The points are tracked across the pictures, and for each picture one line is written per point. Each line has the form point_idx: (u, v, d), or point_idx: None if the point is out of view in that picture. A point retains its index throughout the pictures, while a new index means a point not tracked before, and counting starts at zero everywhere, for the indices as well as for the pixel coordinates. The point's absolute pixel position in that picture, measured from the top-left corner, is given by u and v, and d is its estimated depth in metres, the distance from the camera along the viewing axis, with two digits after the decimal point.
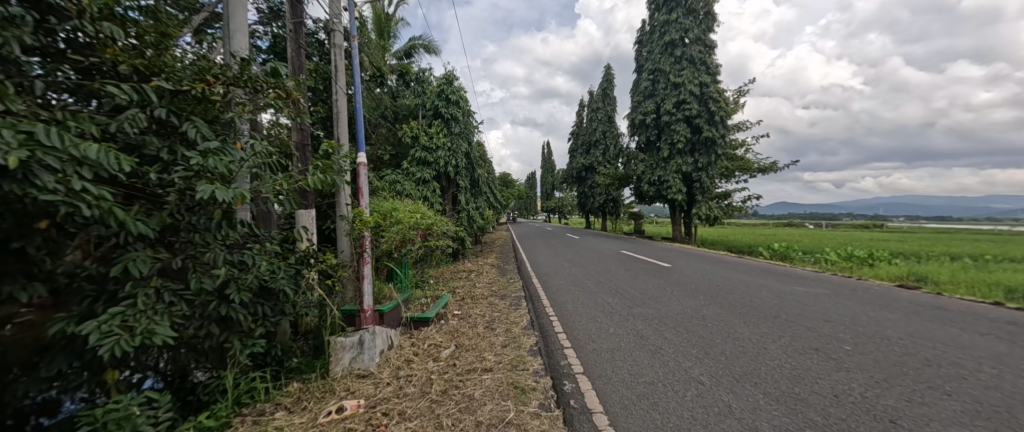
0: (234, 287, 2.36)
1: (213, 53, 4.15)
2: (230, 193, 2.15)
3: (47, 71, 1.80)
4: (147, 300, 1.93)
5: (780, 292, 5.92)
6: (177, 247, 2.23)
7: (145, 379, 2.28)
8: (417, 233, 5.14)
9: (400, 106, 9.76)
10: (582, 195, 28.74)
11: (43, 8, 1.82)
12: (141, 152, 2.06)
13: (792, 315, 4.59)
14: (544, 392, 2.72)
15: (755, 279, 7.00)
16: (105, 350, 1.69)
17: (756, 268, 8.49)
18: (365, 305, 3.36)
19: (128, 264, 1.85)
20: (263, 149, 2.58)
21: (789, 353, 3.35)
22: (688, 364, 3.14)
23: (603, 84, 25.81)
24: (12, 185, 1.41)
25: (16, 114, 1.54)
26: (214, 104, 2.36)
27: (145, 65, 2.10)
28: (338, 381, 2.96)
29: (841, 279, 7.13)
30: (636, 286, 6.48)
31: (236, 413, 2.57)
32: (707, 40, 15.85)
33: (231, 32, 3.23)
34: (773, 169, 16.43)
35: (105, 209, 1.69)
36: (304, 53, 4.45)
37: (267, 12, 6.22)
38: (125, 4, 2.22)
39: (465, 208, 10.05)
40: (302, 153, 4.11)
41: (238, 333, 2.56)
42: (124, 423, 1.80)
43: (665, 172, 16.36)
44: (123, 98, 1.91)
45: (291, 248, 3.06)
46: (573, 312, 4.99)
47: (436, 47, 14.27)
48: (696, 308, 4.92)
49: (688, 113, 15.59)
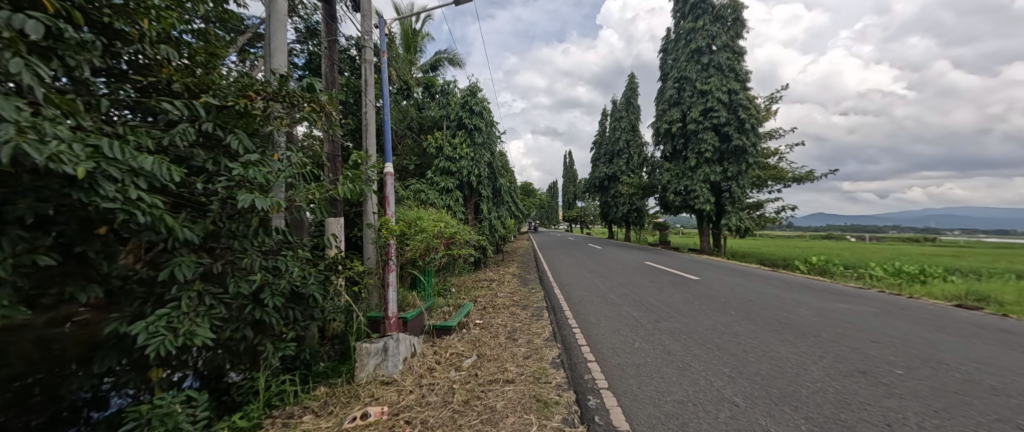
0: (268, 292, 2.47)
1: (255, 70, 4.40)
2: (268, 201, 2.25)
3: (110, 90, 1.98)
4: (190, 302, 2.05)
5: (821, 309, 5.58)
6: (217, 252, 2.37)
7: (185, 378, 2.41)
8: (440, 241, 5.23)
9: (426, 118, 10.07)
10: (604, 205, 28.28)
11: (111, 34, 1.97)
12: (188, 163, 2.22)
13: (834, 334, 4.31)
14: (567, 407, 2.67)
15: (791, 295, 6.66)
16: (151, 350, 1.80)
17: (792, 283, 8.06)
18: (389, 311, 3.45)
19: (175, 269, 1.97)
20: (298, 160, 2.73)
21: (833, 375, 3.14)
22: (721, 383, 3.00)
23: (626, 93, 25.70)
24: (80, 193, 1.53)
25: (85, 129, 1.67)
26: (255, 117, 2.53)
27: (194, 84, 2.27)
28: (363, 387, 3.01)
29: (889, 297, 6.64)
30: (661, 299, 6.30)
31: (267, 414, 2.66)
32: (735, 46, 15.49)
33: (271, 51, 3.42)
34: (809, 178, 15.70)
35: (157, 216, 1.82)
36: (336, 67, 4.65)
37: (303, 31, 6.58)
38: (180, 28, 2.42)
39: (487, 217, 10.15)
40: (332, 163, 4.26)
41: (270, 336, 2.69)
42: (167, 419, 1.90)
43: (692, 181, 15.91)
44: (175, 113, 2.07)
45: (320, 254, 3.20)
46: (595, 324, 4.91)
47: (461, 60, 14.67)
48: (727, 324, 4.72)
49: (716, 121, 15.19)
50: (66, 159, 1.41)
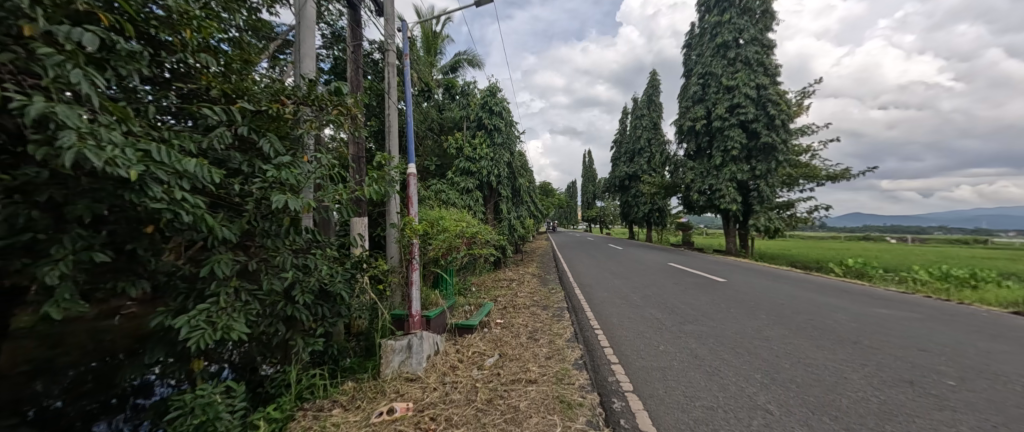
0: (299, 289, 2.57)
1: (285, 76, 4.57)
2: (300, 202, 2.34)
3: (157, 98, 2.10)
4: (227, 298, 2.15)
5: (860, 314, 5.29)
6: (252, 251, 2.48)
7: (222, 369, 2.53)
8: (462, 241, 5.29)
9: (446, 119, 10.20)
10: (624, 205, 27.82)
11: (156, 45, 2.09)
12: (226, 166, 2.33)
13: (875, 341, 4.09)
14: (591, 409, 2.64)
15: (826, 299, 6.35)
16: (193, 342, 1.90)
17: (827, 286, 7.69)
18: (412, 310, 3.51)
19: (214, 266, 2.07)
20: (327, 162, 2.82)
21: (876, 384, 2.98)
22: (753, 390, 2.90)
23: (648, 91, 25.21)
24: (132, 195, 1.64)
25: (136, 134, 1.77)
26: (286, 121, 2.63)
27: (231, 89, 2.39)
28: (388, 383, 3.08)
29: (936, 303, 6.23)
30: (686, 301, 6.15)
31: (299, 407, 2.76)
32: (764, 39, 14.91)
33: (301, 57, 3.54)
34: (845, 176, 14.92)
35: (200, 216, 1.93)
36: (361, 71, 4.78)
37: (329, 36, 6.79)
38: (217, 37, 2.54)
39: (506, 217, 10.17)
40: (357, 164, 4.38)
41: (300, 331, 2.79)
42: (208, 408, 1.99)
43: (717, 180, 15.43)
44: (214, 118, 2.17)
45: (346, 253, 3.29)
46: (618, 326, 4.84)
47: (480, 61, 14.77)
48: (757, 328, 4.55)
49: (744, 117, 14.65)
50: (120, 162, 1.50)
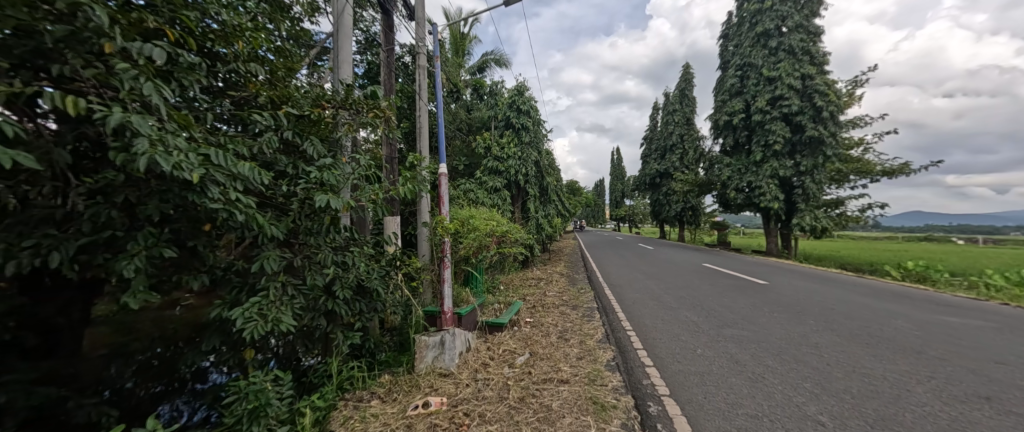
0: (339, 284, 2.70)
1: (322, 81, 4.79)
2: (340, 201, 2.45)
3: (213, 106, 2.27)
4: (276, 292, 2.29)
5: (924, 322, 4.86)
6: (297, 248, 2.62)
7: (270, 359, 2.69)
8: (491, 240, 5.33)
9: (474, 119, 10.34)
10: (655, 203, 27.02)
11: (213, 57, 2.26)
12: (273, 168, 2.48)
13: (943, 351, 3.74)
14: (625, 412, 2.59)
15: (882, 304, 5.88)
16: (247, 333, 2.04)
17: (883, 291, 7.12)
18: (445, 306, 3.58)
19: (264, 262, 2.20)
20: (363, 163, 2.93)
21: (946, 399, 2.73)
22: (801, 400, 2.74)
23: (681, 85, 24.36)
24: (194, 196, 1.78)
25: (197, 139, 1.92)
26: (326, 125, 2.76)
27: (277, 96, 2.54)
28: (423, 377, 3.16)
29: (1015, 311, 5.61)
30: (724, 303, 5.90)
31: (340, 397, 2.89)
32: (810, 26, 13.99)
33: (339, 63, 3.70)
34: (904, 171, 13.73)
35: (252, 215, 2.07)
36: (393, 74, 4.92)
37: (363, 42, 7.04)
38: (265, 47, 2.70)
39: (534, 216, 10.16)
40: (390, 164, 4.52)
41: (340, 325, 2.91)
42: (260, 395, 2.12)
43: (757, 177, 14.65)
44: (263, 123, 2.32)
45: (382, 251, 3.41)
46: (651, 328, 4.72)
47: (507, 60, 14.81)
48: (804, 334, 4.28)
49: (787, 110, 13.82)
50: (185, 166, 1.63)
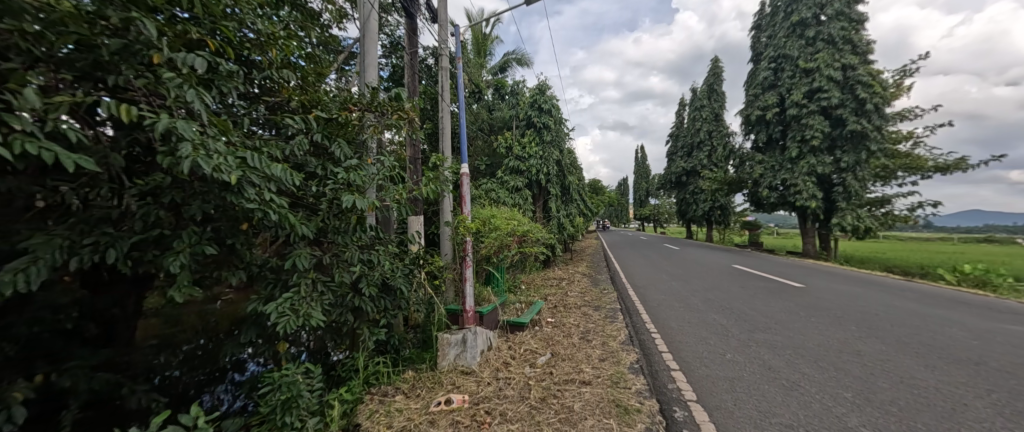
0: (365, 281, 2.79)
1: (349, 85, 4.93)
2: (365, 202, 2.53)
3: (250, 110, 2.39)
4: (307, 288, 2.39)
5: (980, 330, 4.52)
6: (326, 246, 2.72)
7: (301, 352, 2.81)
8: (513, 239, 5.35)
9: (497, 119, 10.37)
10: (680, 202, 26.29)
11: (249, 65, 2.38)
12: (304, 169, 2.59)
13: (1002, 363, 3.47)
14: (649, 416, 2.55)
15: (930, 310, 5.50)
16: (281, 326, 2.15)
17: (931, 296, 6.67)
18: (467, 305, 3.62)
19: (296, 260, 2.31)
20: (388, 164, 3.02)
21: (1007, 415, 2.54)
22: (841, 410, 2.62)
23: (709, 80, 23.58)
24: (232, 196, 1.89)
25: (235, 143, 2.03)
26: (352, 127, 2.86)
27: (307, 101, 2.64)
28: (445, 374, 3.22)
29: None
30: (753, 307, 5.69)
31: (366, 391, 2.99)
32: (851, 14, 13.24)
33: (364, 67, 3.80)
34: (956, 167, 12.79)
35: (285, 215, 2.17)
36: (417, 76, 5.01)
37: (388, 46, 7.20)
38: (296, 53, 2.82)
39: (556, 215, 10.09)
40: (414, 165, 4.62)
41: (366, 321, 3.01)
42: (293, 387, 2.23)
43: (792, 174, 14.00)
44: (294, 127, 2.43)
45: (405, 250, 3.49)
46: (676, 330, 4.61)
47: (529, 59, 14.78)
48: (841, 340, 4.07)
49: (826, 103, 13.12)
50: (224, 168, 1.74)
